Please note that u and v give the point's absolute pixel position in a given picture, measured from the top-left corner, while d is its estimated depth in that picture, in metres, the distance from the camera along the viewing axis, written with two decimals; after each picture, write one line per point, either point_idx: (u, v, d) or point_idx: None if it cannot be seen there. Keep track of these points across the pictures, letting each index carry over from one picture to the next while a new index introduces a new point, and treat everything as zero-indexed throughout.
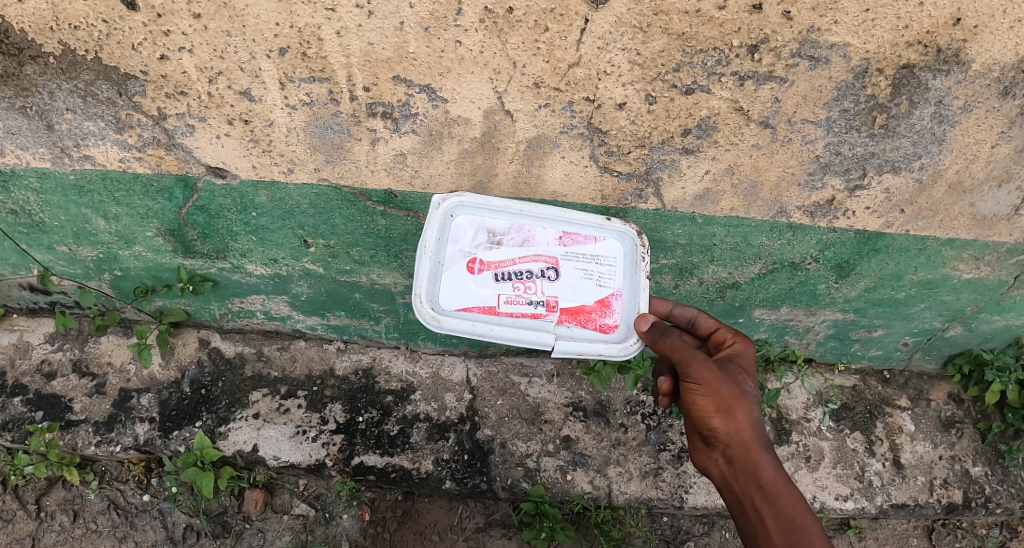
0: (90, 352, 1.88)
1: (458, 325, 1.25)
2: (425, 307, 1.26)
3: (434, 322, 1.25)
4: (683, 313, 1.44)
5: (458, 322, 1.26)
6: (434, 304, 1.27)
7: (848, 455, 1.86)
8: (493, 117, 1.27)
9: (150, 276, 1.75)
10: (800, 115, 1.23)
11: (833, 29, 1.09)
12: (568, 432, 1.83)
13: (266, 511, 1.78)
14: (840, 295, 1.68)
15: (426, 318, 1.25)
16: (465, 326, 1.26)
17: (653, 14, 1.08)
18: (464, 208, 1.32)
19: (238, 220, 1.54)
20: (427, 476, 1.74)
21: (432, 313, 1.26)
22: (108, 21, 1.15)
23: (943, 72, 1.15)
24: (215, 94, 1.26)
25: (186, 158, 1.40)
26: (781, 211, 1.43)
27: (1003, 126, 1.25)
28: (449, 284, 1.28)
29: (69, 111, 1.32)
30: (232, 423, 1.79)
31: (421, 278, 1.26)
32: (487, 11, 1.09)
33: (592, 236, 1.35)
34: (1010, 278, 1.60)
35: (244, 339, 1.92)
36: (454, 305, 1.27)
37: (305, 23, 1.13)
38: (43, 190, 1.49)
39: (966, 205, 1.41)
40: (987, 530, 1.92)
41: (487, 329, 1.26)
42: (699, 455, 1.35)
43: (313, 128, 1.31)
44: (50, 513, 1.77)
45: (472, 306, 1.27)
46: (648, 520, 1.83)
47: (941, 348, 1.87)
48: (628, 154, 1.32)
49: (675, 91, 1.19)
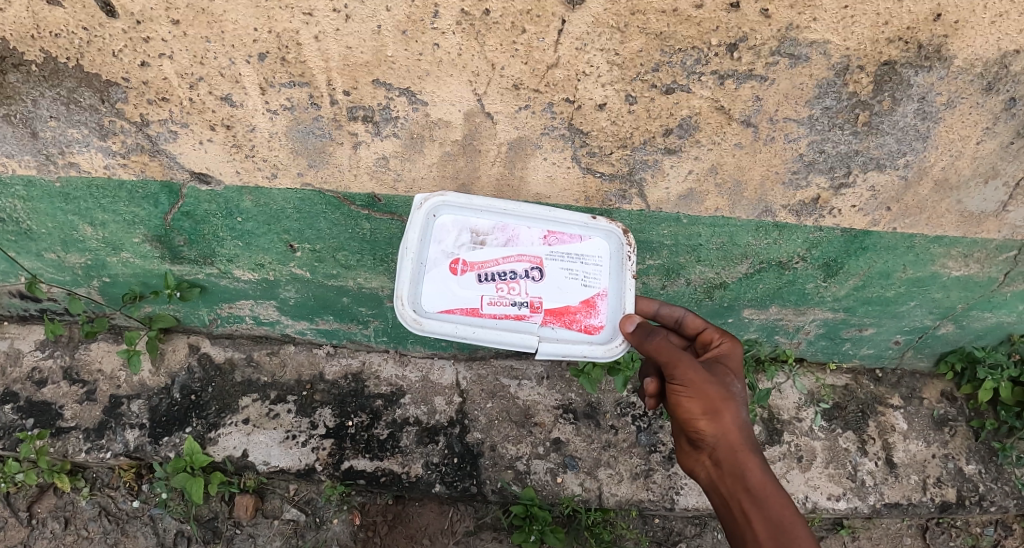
0: (80, 359, 1.89)
1: (441, 328, 1.25)
2: (408, 309, 1.25)
3: (417, 325, 1.25)
4: (670, 313, 1.43)
5: (440, 325, 1.25)
6: (417, 306, 1.27)
7: (840, 455, 1.85)
8: (473, 119, 1.26)
9: (139, 282, 1.75)
10: (781, 114, 1.23)
11: (812, 26, 1.08)
12: (558, 434, 1.82)
13: (256, 516, 1.78)
14: (829, 294, 1.67)
15: (408, 321, 1.24)
16: (447, 328, 1.26)
17: (631, 14, 1.07)
18: (447, 208, 1.31)
19: (224, 225, 1.54)
20: (417, 479, 1.73)
21: (414, 316, 1.25)
22: (87, 29, 1.15)
23: (925, 68, 1.14)
24: (197, 100, 1.26)
25: (170, 165, 1.40)
26: (766, 210, 1.43)
27: (987, 122, 1.24)
28: (432, 286, 1.28)
29: (53, 118, 1.32)
30: (221, 428, 1.79)
31: (403, 280, 1.26)
32: (464, 14, 1.08)
33: (578, 235, 1.34)
34: (1000, 275, 1.59)
35: (234, 345, 1.92)
36: (436, 308, 1.27)
37: (283, 28, 1.12)
38: (29, 198, 1.50)
39: (954, 202, 1.40)
40: (982, 529, 1.91)
41: (470, 331, 1.26)
42: (687, 457, 1.34)
43: (295, 133, 1.31)
44: (42, 520, 1.77)
45: (455, 307, 1.27)
46: (639, 522, 1.82)
47: (933, 346, 1.86)
48: (610, 155, 1.32)
49: (656, 91, 1.19)
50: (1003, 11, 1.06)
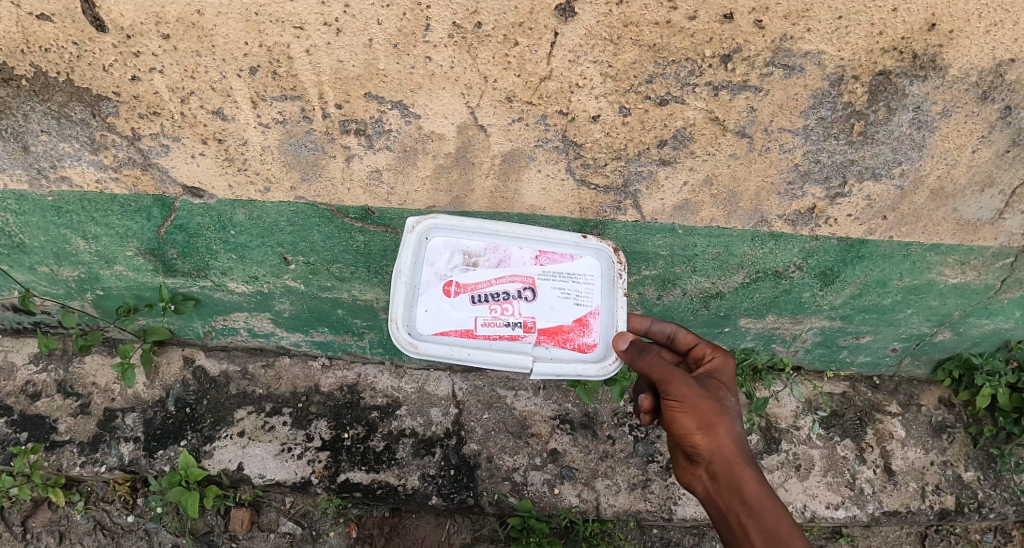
0: (75, 372, 1.88)
1: (436, 350, 1.24)
2: (402, 332, 1.24)
3: (412, 348, 1.24)
4: (662, 329, 1.42)
5: (435, 347, 1.24)
6: (412, 328, 1.26)
7: (839, 463, 1.85)
8: (466, 132, 1.26)
9: (132, 295, 1.74)
10: (776, 124, 1.22)
11: (806, 37, 1.07)
12: (555, 445, 1.81)
13: (252, 529, 1.77)
14: (826, 303, 1.67)
15: (403, 344, 1.24)
16: (442, 350, 1.24)
17: (623, 27, 1.06)
18: (440, 230, 1.32)
19: (217, 238, 1.53)
20: (413, 492, 1.72)
21: (409, 338, 1.24)
22: (78, 43, 1.13)
23: (920, 77, 1.13)
24: (188, 114, 1.25)
25: (162, 178, 1.39)
26: (761, 220, 1.42)
27: (983, 131, 1.23)
28: (426, 308, 1.26)
29: (44, 133, 1.31)
30: (217, 441, 1.78)
31: (397, 303, 1.25)
32: (455, 27, 1.08)
33: (569, 254, 1.34)
34: (997, 282, 1.59)
35: (229, 357, 1.91)
36: (430, 329, 1.26)
37: (274, 42, 1.11)
38: (21, 212, 1.49)
39: (950, 210, 1.39)
40: (982, 535, 1.90)
41: (464, 353, 1.24)
42: (683, 471, 1.33)
43: (287, 147, 1.30)
44: (36, 535, 1.76)
45: (450, 329, 1.26)
46: (637, 532, 1.81)
47: (930, 353, 1.86)
48: (604, 166, 1.31)
49: (650, 102, 1.18)
50: (997, 20, 1.05)
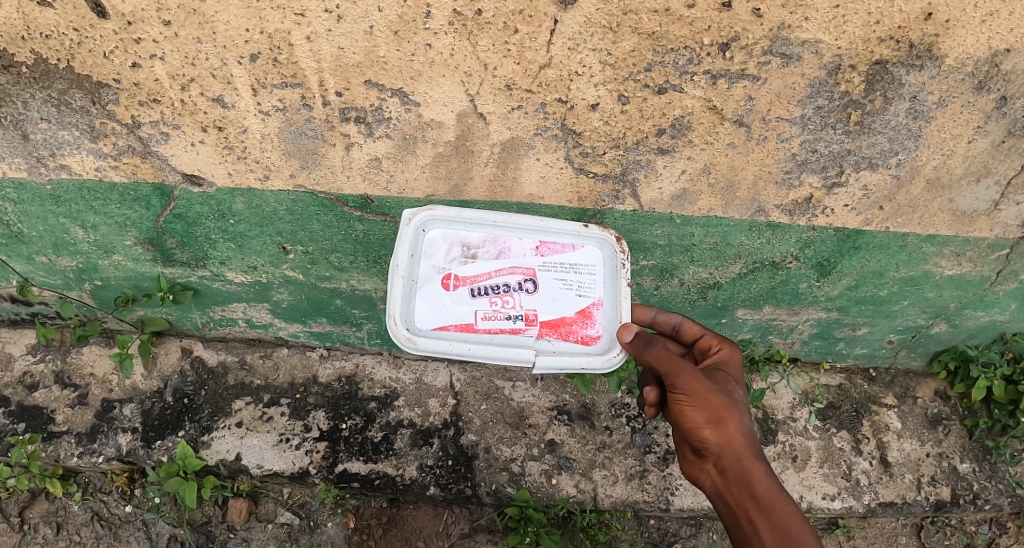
0: (72, 363, 1.88)
1: (435, 345, 1.23)
2: (401, 328, 1.23)
3: (411, 344, 1.23)
4: (667, 320, 1.44)
5: (435, 342, 1.23)
6: (411, 325, 1.24)
7: (835, 454, 1.86)
8: (466, 120, 1.26)
9: (131, 285, 1.74)
10: (774, 113, 1.23)
11: (804, 25, 1.08)
12: (553, 436, 1.82)
13: (250, 520, 1.77)
14: (823, 294, 1.68)
15: (402, 340, 1.22)
16: (442, 345, 1.23)
17: (622, 14, 1.07)
18: (436, 222, 1.32)
19: (216, 228, 1.54)
20: (411, 482, 1.73)
21: (408, 334, 1.23)
22: (79, 29, 1.13)
23: (916, 67, 1.14)
24: (188, 101, 1.25)
25: (161, 166, 1.39)
26: (759, 210, 1.43)
27: (979, 121, 1.24)
28: (424, 303, 1.26)
29: (44, 120, 1.30)
30: (214, 432, 1.78)
31: (395, 298, 1.24)
32: (456, 13, 1.08)
33: (570, 244, 1.34)
34: (992, 274, 1.60)
35: (227, 348, 1.92)
36: (430, 325, 1.25)
37: (275, 29, 1.12)
38: (20, 200, 1.48)
39: (946, 201, 1.40)
40: (977, 527, 1.91)
41: (465, 348, 1.23)
42: (690, 465, 1.34)
43: (287, 134, 1.31)
44: (33, 526, 1.75)
45: (450, 324, 1.25)
46: (634, 523, 1.82)
47: (926, 345, 1.87)
48: (603, 155, 1.32)
49: (648, 91, 1.19)
50: (994, 10, 1.06)
